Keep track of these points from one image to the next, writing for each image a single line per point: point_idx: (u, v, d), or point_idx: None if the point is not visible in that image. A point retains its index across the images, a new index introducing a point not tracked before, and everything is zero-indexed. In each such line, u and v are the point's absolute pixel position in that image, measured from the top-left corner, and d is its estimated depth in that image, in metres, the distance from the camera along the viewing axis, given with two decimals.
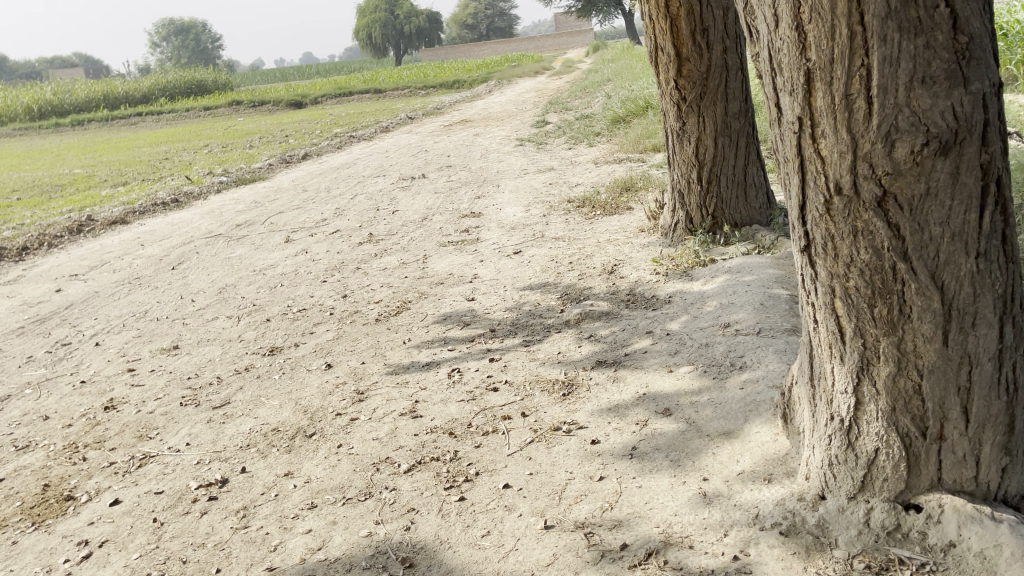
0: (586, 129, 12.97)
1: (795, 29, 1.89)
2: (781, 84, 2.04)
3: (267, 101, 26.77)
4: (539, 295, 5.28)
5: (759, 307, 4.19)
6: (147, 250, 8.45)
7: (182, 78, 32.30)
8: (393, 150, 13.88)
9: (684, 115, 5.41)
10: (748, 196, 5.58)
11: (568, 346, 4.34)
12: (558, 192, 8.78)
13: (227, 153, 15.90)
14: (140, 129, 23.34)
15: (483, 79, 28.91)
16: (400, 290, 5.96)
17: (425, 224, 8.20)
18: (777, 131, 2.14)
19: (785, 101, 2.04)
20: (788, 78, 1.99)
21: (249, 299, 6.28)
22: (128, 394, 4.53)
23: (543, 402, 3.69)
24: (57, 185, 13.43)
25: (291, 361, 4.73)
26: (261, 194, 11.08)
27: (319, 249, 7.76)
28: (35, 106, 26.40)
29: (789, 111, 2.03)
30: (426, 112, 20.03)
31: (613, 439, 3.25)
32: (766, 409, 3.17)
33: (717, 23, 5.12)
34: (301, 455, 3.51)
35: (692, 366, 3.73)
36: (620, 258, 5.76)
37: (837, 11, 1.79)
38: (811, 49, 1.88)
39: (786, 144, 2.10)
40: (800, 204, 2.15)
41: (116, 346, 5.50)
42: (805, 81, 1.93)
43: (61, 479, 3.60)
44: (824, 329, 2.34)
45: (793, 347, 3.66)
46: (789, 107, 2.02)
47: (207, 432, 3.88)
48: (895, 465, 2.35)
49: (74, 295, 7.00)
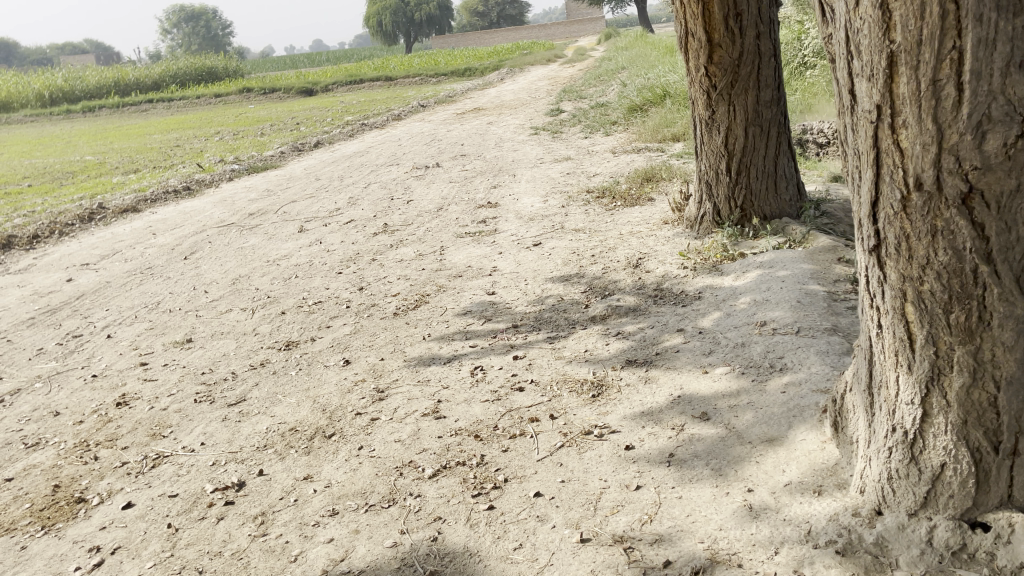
0: (601, 118, 12.75)
1: (878, 7, 1.72)
2: (857, 68, 1.86)
3: (278, 89, 26.60)
4: (562, 290, 5.11)
5: (796, 304, 4.01)
6: (159, 239, 8.32)
7: (192, 65, 32.20)
8: (405, 138, 13.71)
9: (714, 104, 5.22)
10: (778, 188, 5.39)
11: (595, 343, 4.17)
12: (576, 182, 8.59)
13: (238, 141, 15.76)
14: (151, 116, 23.23)
15: (495, 67, 28.65)
16: (418, 282, 5.80)
17: (441, 214, 8.04)
18: (850, 120, 1.97)
19: (860, 87, 1.87)
20: (867, 62, 1.81)
21: (263, 290, 6.14)
22: (140, 390, 4.40)
23: (572, 404, 3.53)
24: (68, 173, 13.33)
25: (308, 356, 4.59)
26: (273, 182, 10.93)
27: (333, 239, 7.61)
28: (46, 92, 26.31)
29: (866, 98, 1.85)
30: (439, 100, 19.84)
31: (648, 445, 3.09)
32: (811, 415, 3.00)
33: (750, 8, 4.93)
34: (321, 457, 3.37)
35: (728, 367, 3.56)
36: (645, 251, 5.58)
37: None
38: (896, 29, 1.70)
39: (860, 136, 1.93)
40: (871, 200, 1.97)
41: (128, 339, 5.37)
42: (887, 65, 1.76)
43: (72, 480, 3.46)
44: (889, 336, 2.16)
45: (836, 348, 3.48)
46: (866, 94, 1.85)
47: (222, 431, 3.74)
48: (962, 481, 2.18)
49: (86, 285, 6.88)
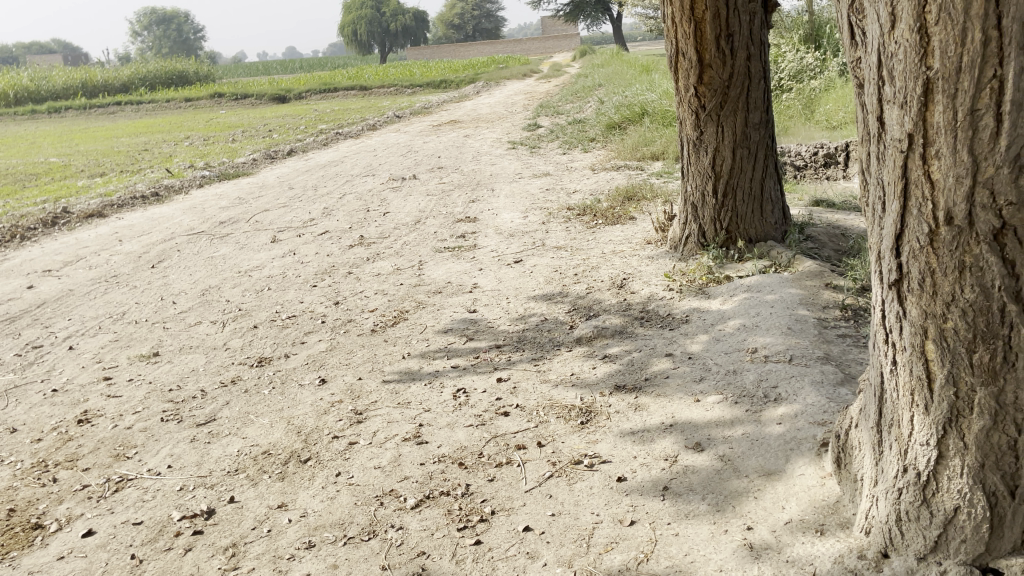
0: (580, 134, 12.71)
1: (917, 31, 1.76)
2: (889, 95, 1.90)
3: (250, 96, 26.30)
4: (545, 309, 4.99)
5: (787, 330, 3.93)
6: (125, 246, 8.05)
7: (163, 68, 31.82)
8: (381, 149, 13.54)
9: (702, 125, 5.17)
10: (764, 210, 5.31)
11: (581, 366, 4.05)
12: (556, 198, 8.48)
13: (209, 146, 15.48)
14: (120, 119, 22.78)
15: (471, 80, 28.58)
16: (396, 298, 5.64)
17: (418, 227, 7.89)
18: (879, 149, 2.01)
19: (892, 115, 1.91)
20: (901, 89, 1.85)
21: (234, 303, 5.94)
22: (104, 406, 4.18)
23: (559, 431, 3.40)
24: (32, 175, 12.96)
25: (281, 374, 4.41)
26: (245, 190, 10.69)
27: (307, 251, 7.42)
28: (12, 91, 25.74)
29: (897, 126, 1.89)
30: (415, 111, 19.69)
31: (641, 477, 2.98)
32: (809, 449, 2.92)
33: (742, 28, 4.91)
34: (295, 484, 3.20)
35: (720, 395, 3.46)
36: (629, 271, 5.49)
37: (972, 12, 1.67)
38: (934, 55, 1.75)
39: (889, 165, 1.97)
40: (896, 233, 1.99)
41: (91, 351, 5.13)
42: (922, 93, 1.80)
43: (28, 504, 3.25)
44: (904, 374, 2.12)
45: (831, 378, 3.39)
46: (898, 121, 1.89)
47: (191, 453, 3.55)
48: (976, 526, 2.09)
49: (47, 293, 6.61)
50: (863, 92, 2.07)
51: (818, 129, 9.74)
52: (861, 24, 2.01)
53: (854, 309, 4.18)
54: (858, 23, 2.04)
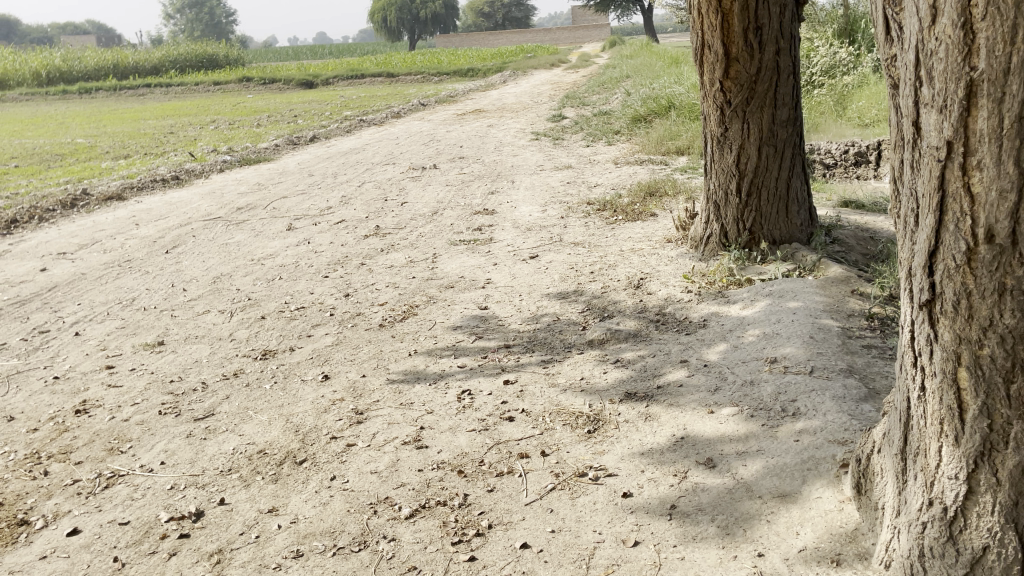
0: (604, 126, 12.51)
1: (962, 28, 1.60)
2: (927, 98, 1.74)
3: (277, 80, 26.34)
4: (558, 308, 4.83)
5: (808, 340, 3.75)
6: (141, 231, 8.02)
7: (194, 51, 31.97)
8: (403, 137, 13.44)
9: (727, 121, 4.97)
10: (789, 211, 5.10)
11: (592, 370, 3.90)
12: (576, 192, 8.30)
13: (233, 131, 15.46)
14: (148, 100, 22.91)
15: (498, 68, 28.38)
16: (407, 292, 5.52)
17: (435, 219, 7.77)
18: (913, 157, 1.83)
19: (929, 119, 1.74)
20: (941, 90, 1.69)
21: (244, 292, 5.85)
22: (103, 396, 4.10)
23: (565, 439, 3.26)
24: (57, 155, 13.01)
25: (285, 368, 4.30)
26: (265, 176, 10.63)
27: (322, 240, 7.32)
28: (44, 71, 26.02)
29: (935, 133, 1.72)
30: (440, 99, 19.54)
31: (647, 493, 2.83)
32: (828, 470, 2.76)
33: (771, 21, 4.70)
34: (288, 487, 3.08)
35: (735, 408, 3.29)
36: (646, 270, 5.32)
37: None
38: (980, 55, 1.59)
39: (923, 175, 1.80)
40: (929, 249, 1.82)
41: (97, 338, 5.06)
42: (965, 96, 1.64)
43: (16, 498, 3.17)
44: (932, 401, 1.95)
45: (854, 394, 3.21)
46: (936, 127, 1.72)
47: (186, 449, 3.45)
48: (1007, 567, 1.91)
49: (60, 276, 6.57)
50: (897, 93, 1.90)
51: (849, 126, 9.47)
52: (897, 18, 1.84)
53: (881, 318, 3.98)
54: (895, 17, 1.86)
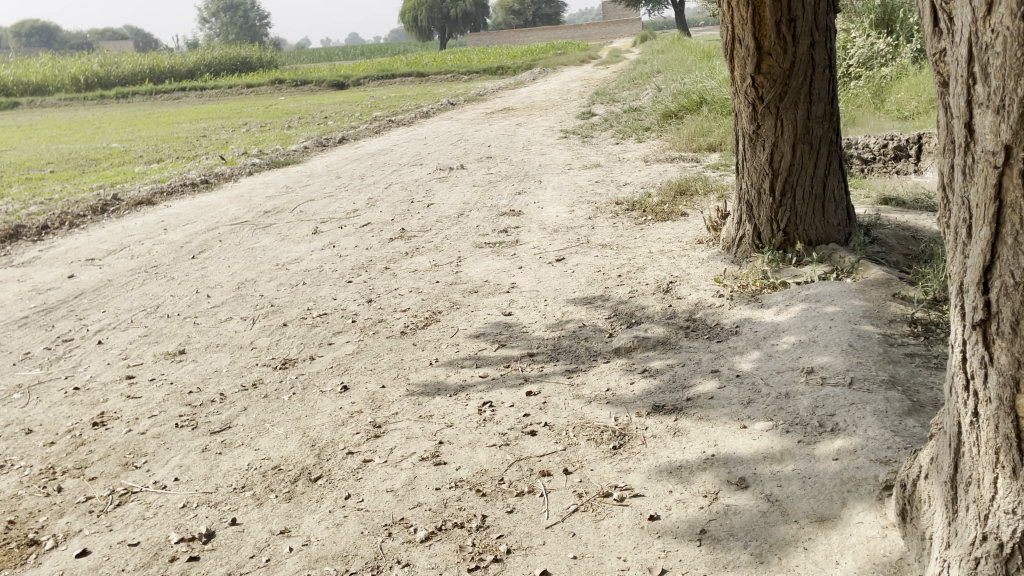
0: (634, 123, 12.30)
1: None
2: (981, 96, 1.57)
3: (309, 82, 26.47)
4: (584, 314, 4.68)
5: (848, 348, 3.55)
6: (169, 235, 8.02)
7: (228, 54, 32.27)
8: (432, 137, 13.35)
9: (759, 117, 4.77)
10: (826, 210, 4.89)
11: (618, 381, 3.73)
12: (605, 191, 8.13)
13: (264, 133, 15.51)
14: (182, 104, 23.16)
15: (527, 66, 28.23)
16: (430, 297, 5.40)
17: (461, 221, 7.65)
18: (965, 162, 1.66)
19: (984, 121, 1.57)
20: (999, 88, 1.52)
21: (267, 298, 5.79)
22: (121, 408, 4.05)
23: (589, 456, 3.12)
24: (91, 159, 13.16)
25: (303, 379, 4.20)
26: (293, 178, 10.61)
27: (347, 243, 7.25)
28: (82, 77, 26.55)
29: (991, 136, 1.56)
30: (469, 98, 19.44)
31: (675, 516, 2.68)
32: (870, 492, 2.57)
33: (806, 12, 4.50)
34: (302, 506, 2.98)
35: (769, 422, 3.12)
36: (676, 274, 5.14)
37: None
38: None
39: (978, 182, 1.62)
40: (983, 263, 1.65)
41: (119, 346, 5.03)
42: None
43: (28, 516, 3.11)
44: (988, 428, 1.77)
45: (896, 408, 3.02)
46: (993, 129, 1.55)
47: (200, 464, 3.37)
48: None
49: (87, 283, 6.58)
50: (944, 90, 1.73)
51: (888, 119, 9.18)
52: (946, 8, 1.66)
53: (925, 324, 3.77)
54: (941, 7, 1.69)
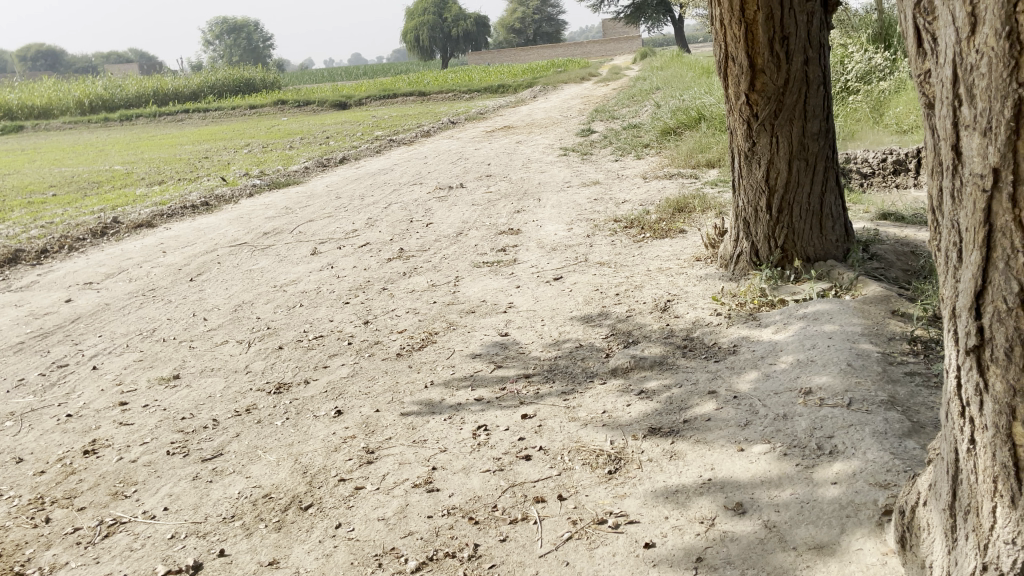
0: (634, 139, 12.30)
1: (1006, 38, 1.40)
2: (967, 118, 1.53)
3: (311, 102, 26.59)
4: (581, 334, 4.63)
5: (847, 368, 3.50)
6: (168, 258, 8.00)
7: (231, 76, 32.47)
8: (432, 156, 13.36)
9: (754, 135, 4.75)
10: (824, 227, 4.85)
11: (615, 403, 3.68)
12: (604, 209, 8.10)
13: (266, 154, 15.56)
14: (186, 126, 23.27)
15: (528, 84, 28.31)
16: (427, 318, 5.36)
17: (460, 240, 7.63)
18: (955, 184, 1.63)
19: (971, 143, 1.54)
20: (984, 109, 1.48)
21: (264, 320, 5.76)
22: (113, 435, 4.01)
23: (585, 481, 3.06)
24: (93, 182, 13.19)
25: (297, 404, 4.16)
26: (293, 199, 10.62)
27: (345, 264, 7.22)
28: (86, 100, 26.74)
29: (979, 159, 1.52)
30: (470, 117, 19.48)
31: (671, 543, 2.62)
32: (869, 518, 2.52)
33: (799, 30, 4.48)
34: (291, 536, 2.94)
35: (767, 445, 3.06)
36: (674, 292, 5.09)
37: None
38: None
39: (968, 206, 1.59)
40: (975, 288, 1.61)
41: (114, 372, 4.99)
42: (1012, 116, 1.43)
43: (15, 548, 3.07)
44: (985, 455, 1.72)
45: (896, 429, 2.96)
46: (980, 152, 1.51)
47: (190, 493, 3.32)
48: None
49: (84, 307, 6.56)
50: (931, 110, 1.70)
51: (887, 133, 9.18)
52: (930, 28, 1.63)
53: (925, 342, 3.72)
54: (924, 28, 1.66)
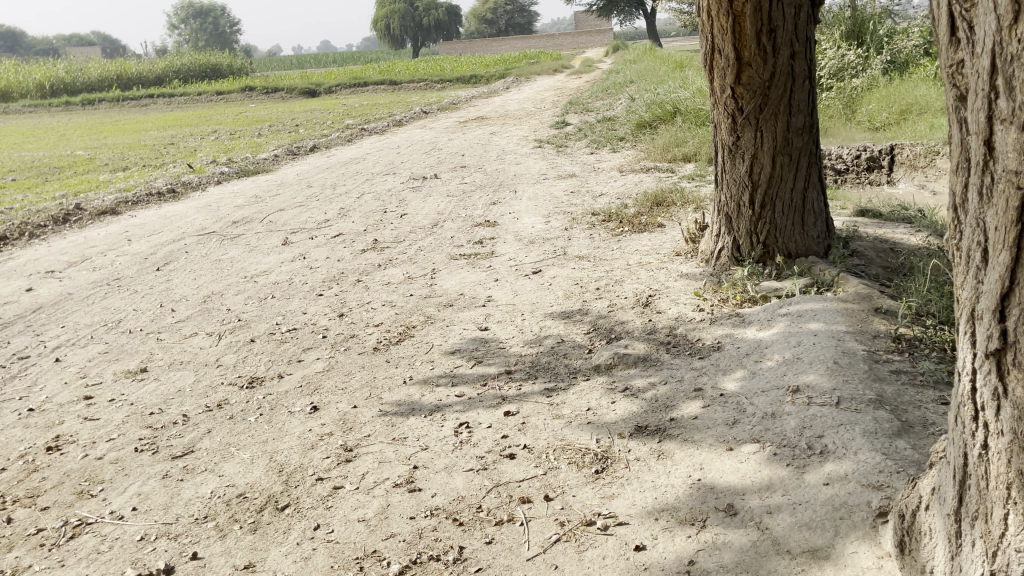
0: (609, 132, 12.25)
1: None
2: (1004, 112, 1.48)
3: (280, 89, 26.16)
4: (563, 329, 4.56)
5: (833, 366, 3.47)
6: (133, 247, 7.77)
7: (198, 60, 31.81)
8: (404, 146, 13.18)
9: (739, 129, 4.72)
10: (805, 223, 4.82)
11: (599, 400, 3.61)
12: (581, 202, 8.04)
13: (233, 141, 15.24)
14: (151, 111, 22.74)
15: (501, 74, 28.14)
16: (404, 311, 5.25)
17: (435, 231, 7.51)
18: (986, 181, 1.57)
19: (1008, 138, 1.49)
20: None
21: (235, 312, 5.60)
22: (77, 431, 3.84)
23: (571, 481, 2.99)
24: (55, 168, 12.79)
25: (271, 399, 4.03)
26: (263, 187, 10.40)
27: (318, 255, 7.07)
28: (47, 83, 25.95)
29: (1015, 155, 1.47)
30: (443, 106, 19.30)
31: (662, 547, 2.56)
32: (863, 520, 2.49)
33: (786, 23, 4.43)
34: (268, 538, 2.83)
35: (756, 444, 3.02)
36: (655, 287, 5.04)
37: None
38: None
39: (1000, 204, 1.54)
40: (1000, 290, 1.56)
41: (78, 364, 4.81)
42: None
43: None
44: (998, 462, 1.67)
45: (886, 428, 2.93)
46: (1017, 148, 1.46)
47: (161, 492, 3.19)
48: None
49: (45, 297, 6.33)
50: (962, 103, 1.64)
51: (860, 130, 9.25)
52: (966, 16, 1.56)
53: (909, 340, 3.70)
54: (958, 17, 1.60)
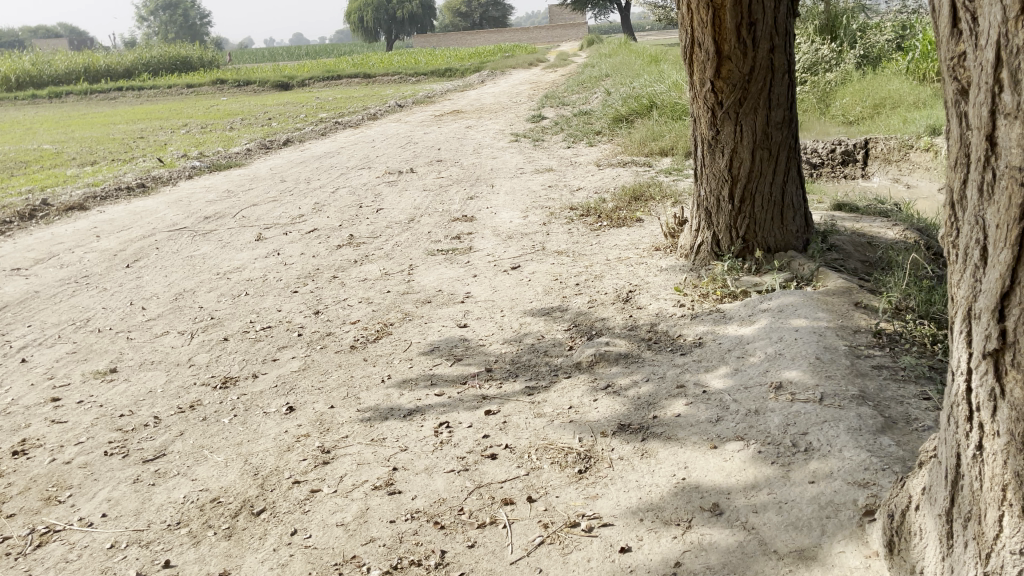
0: (586, 126, 12.20)
1: None
2: (1009, 106, 1.44)
3: (252, 82, 25.80)
4: (543, 326, 4.50)
5: (815, 362, 3.45)
6: (102, 243, 7.59)
7: (167, 53, 31.29)
8: (379, 140, 13.05)
9: (719, 123, 4.69)
10: (785, 218, 4.81)
11: (581, 398, 3.57)
12: (558, 196, 7.99)
13: (205, 135, 14.98)
14: (119, 104, 22.31)
15: (475, 68, 28.00)
16: (381, 308, 5.17)
17: (412, 226, 7.42)
18: (988, 177, 1.54)
19: (1013, 133, 1.45)
20: None
21: (207, 310, 5.48)
22: (44, 435, 3.73)
23: (554, 482, 2.94)
24: (19, 162, 12.48)
25: (246, 399, 3.93)
26: (235, 182, 10.22)
27: (293, 251, 6.95)
28: (12, 76, 25.36)
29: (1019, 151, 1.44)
30: (418, 100, 19.13)
31: (648, 548, 2.52)
32: (850, 519, 2.47)
33: (766, 16, 4.40)
34: (243, 544, 2.75)
35: (741, 442, 2.99)
36: (635, 282, 5.01)
37: None
38: None
39: (1002, 201, 1.50)
40: (1000, 289, 1.53)
41: (44, 365, 4.67)
42: None
43: None
44: (993, 463, 1.65)
45: (870, 425, 2.92)
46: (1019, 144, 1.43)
47: (132, 498, 3.10)
48: None
49: (11, 295, 6.15)
50: (962, 97, 1.60)
51: (834, 123, 9.27)
52: (968, 7, 1.52)
53: (889, 335, 3.70)
54: (959, 9, 1.56)
